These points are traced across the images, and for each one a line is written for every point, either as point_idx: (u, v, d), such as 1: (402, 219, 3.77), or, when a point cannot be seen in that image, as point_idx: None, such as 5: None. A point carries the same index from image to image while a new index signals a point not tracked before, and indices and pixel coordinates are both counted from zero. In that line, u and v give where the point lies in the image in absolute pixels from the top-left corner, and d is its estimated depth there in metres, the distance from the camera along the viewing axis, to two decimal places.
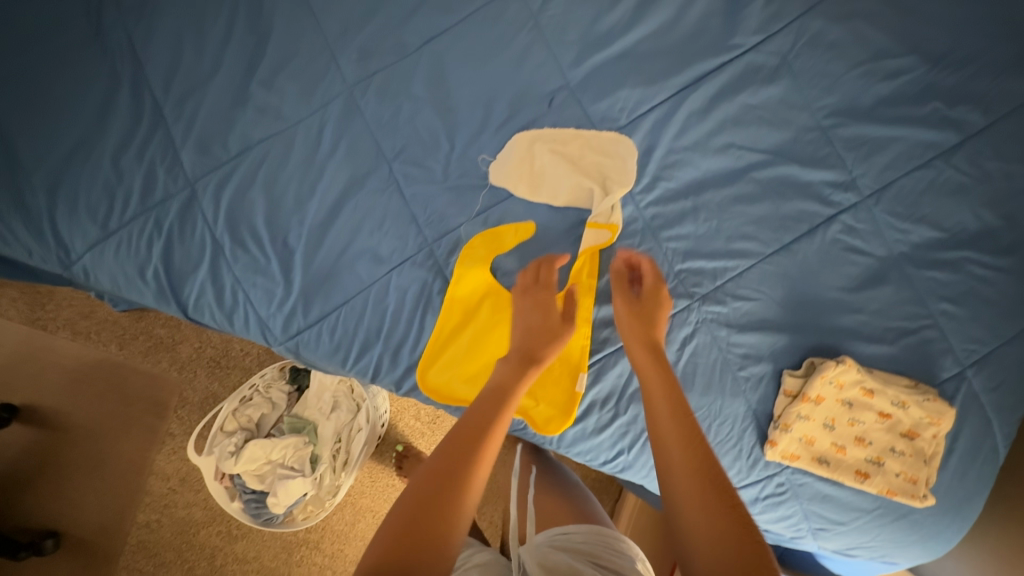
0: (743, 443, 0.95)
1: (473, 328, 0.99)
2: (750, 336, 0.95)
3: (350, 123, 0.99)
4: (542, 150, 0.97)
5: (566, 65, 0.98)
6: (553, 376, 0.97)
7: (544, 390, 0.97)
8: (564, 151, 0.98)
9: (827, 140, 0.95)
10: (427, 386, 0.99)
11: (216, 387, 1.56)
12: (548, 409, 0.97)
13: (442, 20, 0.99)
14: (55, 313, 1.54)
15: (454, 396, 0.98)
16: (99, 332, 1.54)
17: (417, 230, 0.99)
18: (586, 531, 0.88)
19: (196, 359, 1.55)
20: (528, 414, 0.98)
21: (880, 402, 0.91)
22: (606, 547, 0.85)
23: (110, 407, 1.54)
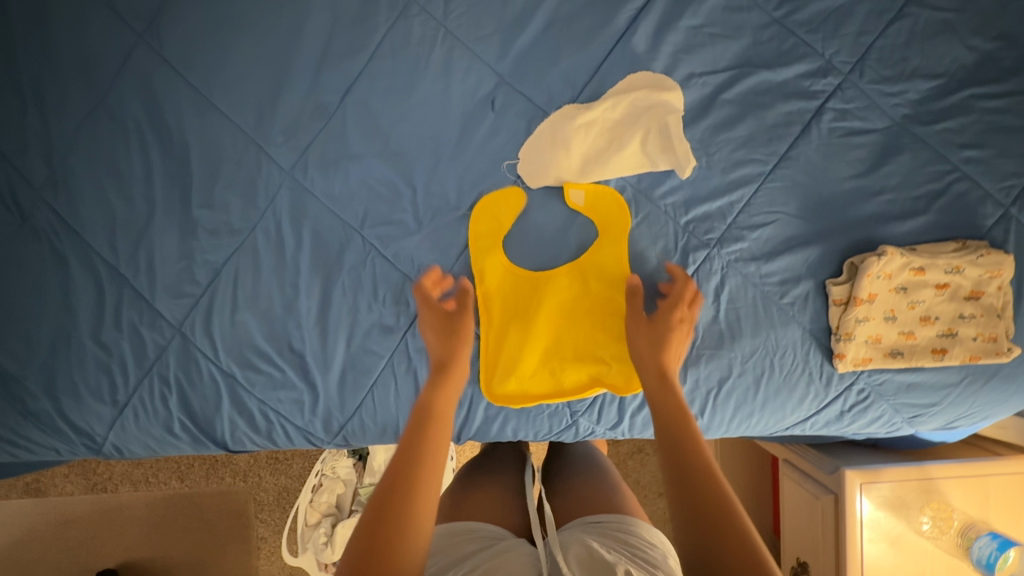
0: (810, 367, 0.91)
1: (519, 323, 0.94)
2: (781, 261, 0.90)
3: (304, 207, 0.94)
4: (569, 134, 0.89)
5: (494, 60, 0.90)
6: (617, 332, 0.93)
7: (611, 351, 0.93)
8: (594, 126, 0.89)
9: (787, 31, 0.88)
10: (494, 400, 0.94)
11: (289, 480, 1.50)
12: (624, 368, 0.92)
13: (350, 65, 0.92)
14: (106, 473, 1.47)
15: (528, 395, 0.93)
16: (155, 474, 1.47)
17: (413, 285, 0.94)
18: (609, 523, 0.76)
19: (256, 462, 1.49)
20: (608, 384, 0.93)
21: (934, 275, 0.86)
22: (636, 540, 0.72)
23: (192, 539, 1.48)
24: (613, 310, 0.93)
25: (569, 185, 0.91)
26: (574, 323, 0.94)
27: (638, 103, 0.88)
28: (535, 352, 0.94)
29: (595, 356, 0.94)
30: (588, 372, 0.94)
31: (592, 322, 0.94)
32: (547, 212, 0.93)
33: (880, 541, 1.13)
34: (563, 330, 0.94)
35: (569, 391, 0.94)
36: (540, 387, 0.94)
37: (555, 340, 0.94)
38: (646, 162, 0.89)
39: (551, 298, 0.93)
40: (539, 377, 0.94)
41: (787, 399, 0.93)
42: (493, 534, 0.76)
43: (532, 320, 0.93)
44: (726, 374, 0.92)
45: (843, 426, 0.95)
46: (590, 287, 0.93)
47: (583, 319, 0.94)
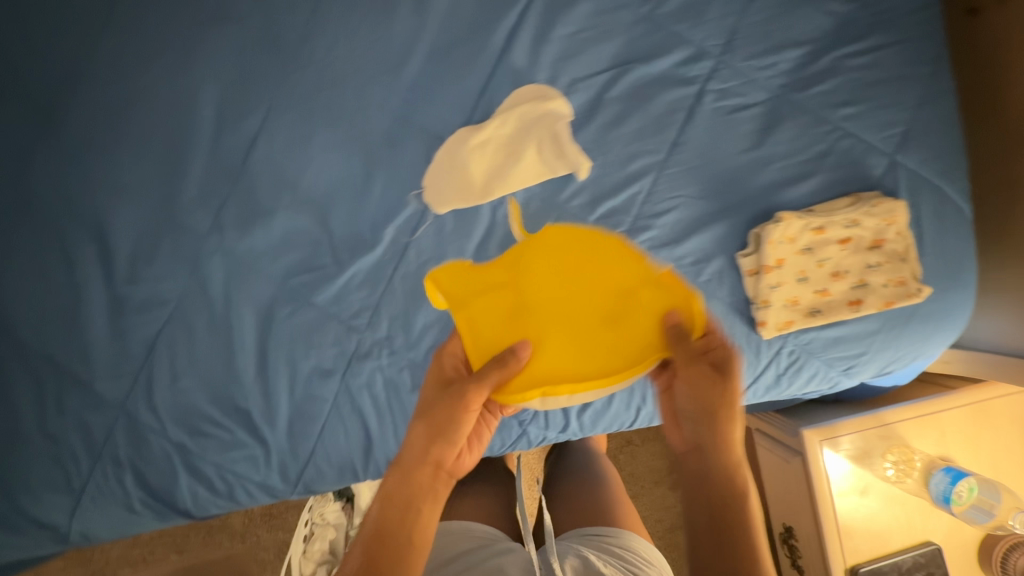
0: (738, 339, 0.94)
1: (513, 299, 0.81)
2: (691, 242, 0.93)
3: (228, 267, 0.96)
4: (467, 157, 0.91)
5: (385, 97, 0.94)
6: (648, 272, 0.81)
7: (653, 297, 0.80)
8: (489, 145, 0.91)
9: (656, 24, 0.92)
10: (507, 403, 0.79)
11: (286, 533, 1.51)
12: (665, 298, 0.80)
13: (250, 125, 0.95)
14: (101, 560, 1.46)
15: (549, 382, 0.79)
16: (150, 551, 1.46)
17: (345, 326, 0.96)
18: (599, 533, 0.91)
19: (250, 520, 1.49)
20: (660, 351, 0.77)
21: (834, 232, 0.90)
22: (622, 550, 0.87)
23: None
24: (618, 260, 0.82)
25: (476, 205, 0.93)
26: (610, 279, 0.81)
27: (527, 115, 0.91)
28: (541, 342, 0.80)
29: (643, 305, 0.80)
30: (612, 350, 0.80)
31: (599, 281, 0.81)
32: (460, 233, 0.93)
33: (850, 494, 1.13)
34: (591, 285, 0.80)
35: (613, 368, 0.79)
36: (542, 382, 0.79)
37: (564, 323, 0.80)
38: (544, 171, 0.92)
39: (549, 260, 0.83)
40: (568, 356, 0.80)
41: None
42: (491, 536, 0.92)
43: (528, 309, 0.80)
44: None
45: (783, 390, 0.98)
46: (580, 248, 0.84)
47: (603, 277, 0.81)
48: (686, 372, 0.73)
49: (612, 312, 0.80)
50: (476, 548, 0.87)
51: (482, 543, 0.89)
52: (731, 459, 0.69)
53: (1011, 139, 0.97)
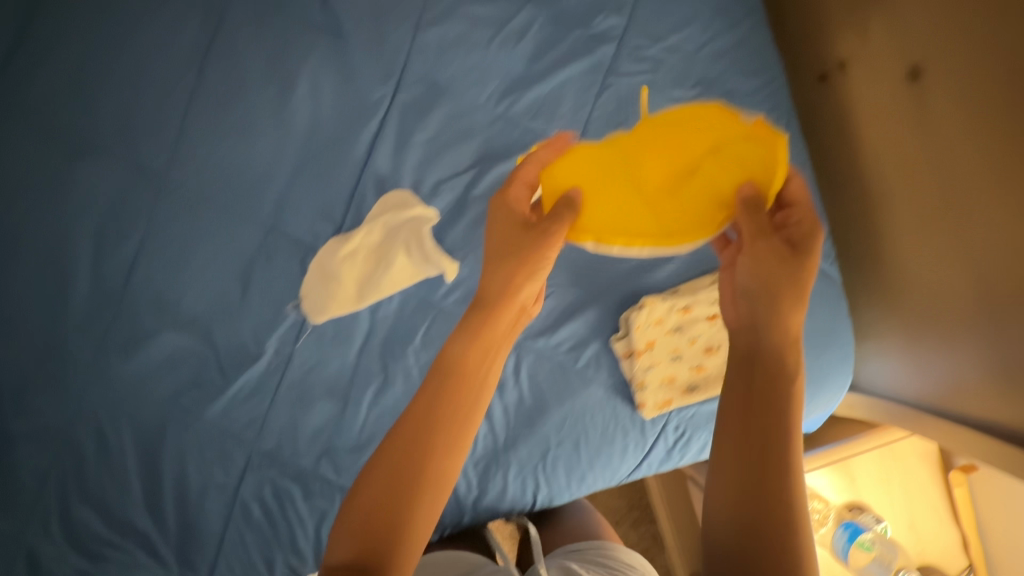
0: (622, 419, 0.96)
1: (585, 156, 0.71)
2: (565, 329, 0.95)
3: (117, 389, 0.97)
4: (335, 267, 0.93)
5: (256, 213, 0.96)
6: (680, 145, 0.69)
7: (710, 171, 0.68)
8: (356, 254, 0.94)
9: (511, 121, 0.94)
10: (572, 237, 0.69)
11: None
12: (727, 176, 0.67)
13: (127, 249, 0.96)
14: None
15: (629, 232, 0.68)
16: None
17: (236, 439, 0.97)
18: (593, 547, 0.85)
19: None
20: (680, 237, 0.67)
21: (700, 310, 0.92)
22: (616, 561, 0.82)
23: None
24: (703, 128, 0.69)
25: (350, 312, 0.95)
26: (707, 128, 0.69)
27: (390, 222, 0.93)
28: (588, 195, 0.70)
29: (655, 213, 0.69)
30: (648, 208, 0.69)
31: (661, 148, 0.69)
32: (341, 339, 0.96)
33: None
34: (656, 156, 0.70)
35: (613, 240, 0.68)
36: (609, 211, 0.69)
37: (625, 176, 0.70)
38: (416, 274, 0.94)
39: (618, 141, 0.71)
40: (635, 215, 0.69)
41: (611, 453, 0.97)
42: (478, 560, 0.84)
43: (618, 141, 0.71)
44: (546, 446, 0.96)
45: (675, 462, 0.99)
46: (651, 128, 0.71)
47: (653, 150, 0.70)
48: (755, 248, 0.64)
49: (692, 166, 0.68)
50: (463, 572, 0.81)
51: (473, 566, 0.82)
52: (786, 346, 0.63)
53: (833, 164, 1.05)
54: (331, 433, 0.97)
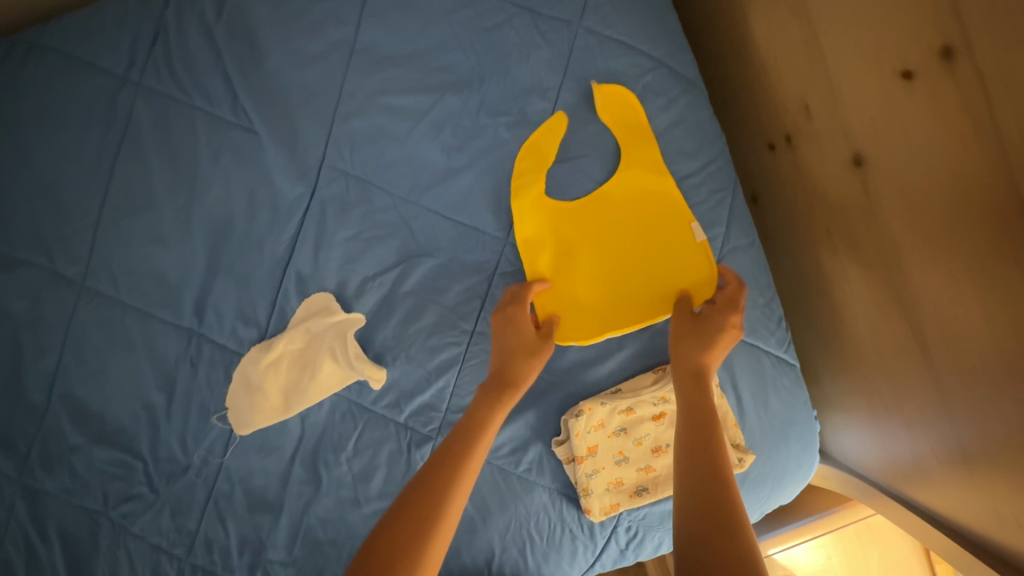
0: (569, 523, 0.90)
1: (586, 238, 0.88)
2: (504, 432, 0.89)
3: (44, 507, 0.94)
4: (257, 380, 0.90)
5: (177, 319, 0.92)
6: (656, 234, 0.87)
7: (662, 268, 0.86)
8: (278, 364, 0.91)
9: (437, 215, 0.89)
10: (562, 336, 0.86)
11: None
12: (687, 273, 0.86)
13: (48, 361, 0.93)
14: None
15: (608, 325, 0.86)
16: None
17: (168, 553, 0.93)
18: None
19: None
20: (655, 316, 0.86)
21: (645, 410, 0.86)
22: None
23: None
24: (668, 213, 0.86)
25: (280, 420, 0.91)
26: (672, 228, 0.86)
27: (312, 327, 0.89)
28: (567, 287, 0.87)
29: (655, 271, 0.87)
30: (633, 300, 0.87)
31: (646, 234, 0.87)
32: (271, 448, 0.92)
33: None
34: (650, 233, 0.87)
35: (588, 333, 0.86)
36: (580, 314, 0.87)
37: (608, 267, 0.87)
38: (346, 378, 0.90)
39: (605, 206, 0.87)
40: (620, 303, 0.87)
41: (559, 558, 0.91)
42: None
43: (577, 224, 0.87)
44: (490, 553, 0.90)
45: (629, 561, 0.94)
46: (637, 206, 0.87)
47: (638, 238, 0.87)
48: (704, 321, 0.78)
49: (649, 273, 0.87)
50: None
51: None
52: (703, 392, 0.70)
53: (781, 240, 0.98)
54: (264, 545, 0.92)
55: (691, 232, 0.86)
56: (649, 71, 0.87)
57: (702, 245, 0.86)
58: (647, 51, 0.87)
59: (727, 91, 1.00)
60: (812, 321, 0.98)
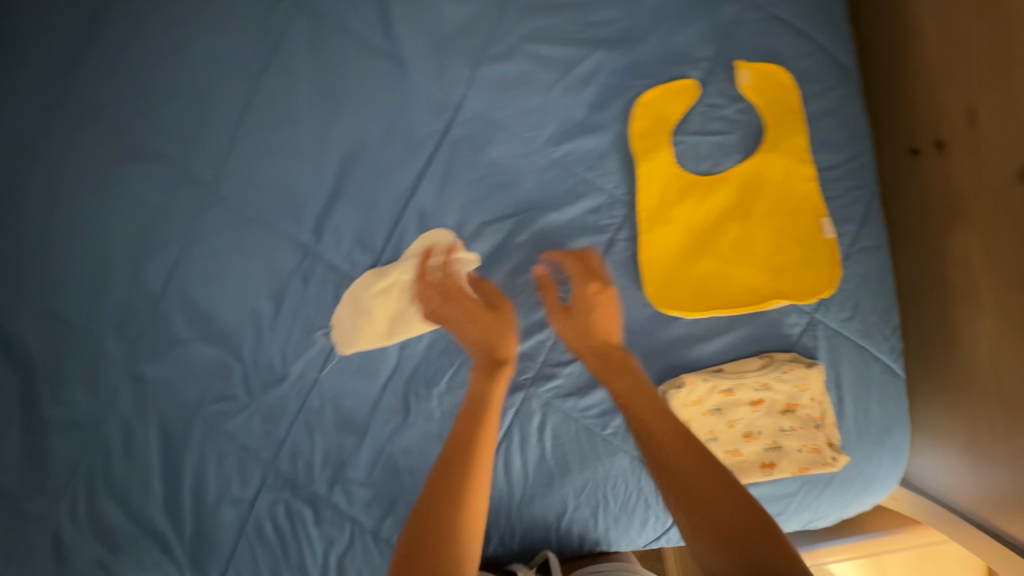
0: (645, 492, 0.92)
1: (707, 214, 0.87)
2: (597, 393, 0.91)
3: (144, 394, 0.98)
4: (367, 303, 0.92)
5: (296, 234, 0.95)
6: (784, 225, 0.85)
7: (782, 259, 0.85)
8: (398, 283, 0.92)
9: (567, 170, 0.89)
10: (670, 309, 0.87)
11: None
12: (809, 267, 0.84)
13: (168, 256, 0.97)
14: None
15: (715, 306, 0.86)
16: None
17: (253, 456, 0.97)
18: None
19: None
20: (765, 305, 0.85)
21: (744, 394, 0.86)
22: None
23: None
24: (798, 204, 0.84)
25: (380, 347, 0.94)
26: (799, 220, 0.84)
27: (429, 262, 0.90)
28: (679, 262, 0.87)
29: (774, 261, 0.85)
30: (746, 287, 0.86)
31: (771, 223, 0.85)
32: (366, 372, 0.95)
33: None
34: (774, 223, 0.85)
35: (696, 309, 0.87)
36: (689, 287, 0.87)
37: (725, 251, 0.86)
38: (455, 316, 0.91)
39: (731, 186, 0.86)
40: (734, 287, 0.86)
41: (629, 524, 0.93)
42: None
43: (708, 200, 0.86)
44: (562, 508, 0.93)
45: None
46: (766, 191, 0.85)
47: (761, 225, 0.85)
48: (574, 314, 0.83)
49: (767, 262, 0.85)
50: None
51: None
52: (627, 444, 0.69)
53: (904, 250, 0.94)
54: (346, 463, 0.95)
55: (820, 228, 0.84)
56: (808, 55, 0.85)
57: (830, 242, 0.84)
58: (808, 35, 0.85)
59: (878, 86, 0.98)
60: (925, 338, 0.94)
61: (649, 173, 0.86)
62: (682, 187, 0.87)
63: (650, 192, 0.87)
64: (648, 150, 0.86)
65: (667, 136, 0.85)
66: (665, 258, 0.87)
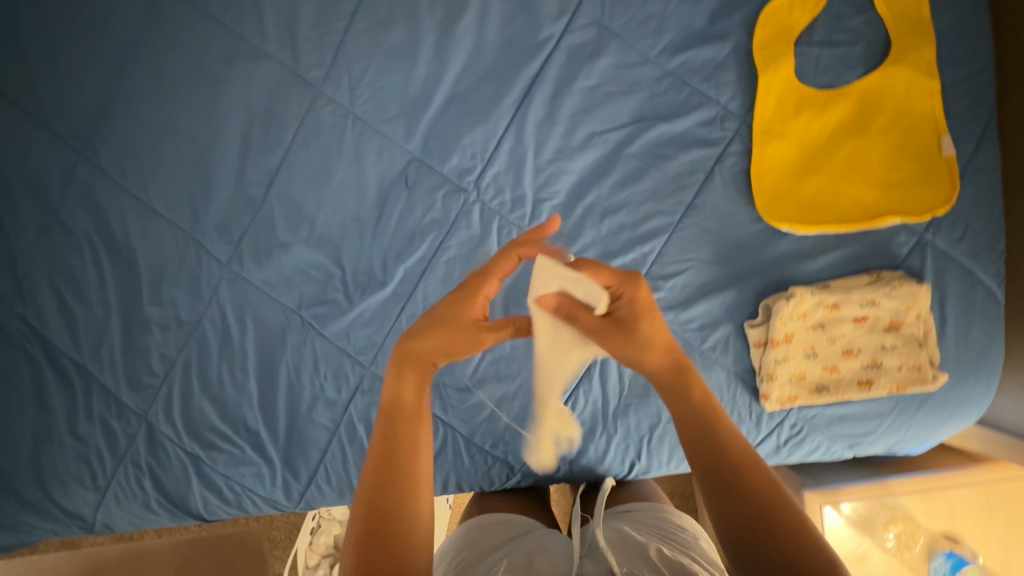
0: (739, 407, 0.92)
1: (825, 128, 0.87)
2: (698, 307, 0.91)
3: (243, 295, 0.99)
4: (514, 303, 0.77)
5: (402, 140, 0.95)
6: (902, 141, 0.86)
7: (898, 176, 0.86)
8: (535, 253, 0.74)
9: (682, 81, 0.89)
10: (783, 222, 0.87)
11: (300, 515, 1.46)
12: (925, 184, 0.86)
13: (272, 159, 0.97)
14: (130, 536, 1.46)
15: (829, 221, 0.87)
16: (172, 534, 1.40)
17: (350, 359, 0.99)
18: (641, 516, 0.80)
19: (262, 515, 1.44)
20: (881, 221, 0.86)
21: (850, 310, 0.87)
22: (666, 526, 0.76)
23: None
24: (918, 121, 0.86)
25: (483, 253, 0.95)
26: (918, 137, 0.86)
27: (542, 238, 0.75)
28: (794, 176, 0.88)
29: (890, 178, 0.86)
30: (859, 203, 0.87)
31: (890, 139, 0.86)
32: None
33: (849, 560, 1.12)
34: (893, 138, 0.86)
35: (809, 223, 0.87)
36: (800, 202, 0.87)
37: (841, 166, 0.87)
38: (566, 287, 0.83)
39: (853, 100, 0.86)
40: (848, 203, 0.87)
41: None
42: (526, 523, 0.82)
43: (828, 114, 0.87)
44: (656, 420, 0.97)
45: (782, 460, 0.95)
46: (888, 106, 0.86)
47: (880, 141, 0.86)
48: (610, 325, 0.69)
49: (883, 179, 0.86)
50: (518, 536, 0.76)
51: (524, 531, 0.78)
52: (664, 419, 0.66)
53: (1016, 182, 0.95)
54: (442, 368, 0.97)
55: (939, 145, 0.85)
56: None
57: (947, 160, 0.86)
58: None
59: None
60: None
61: (771, 82, 0.87)
62: (803, 99, 0.87)
63: (772, 103, 0.87)
64: (772, 59, 0.86)
65: (792, 47, 0.86)
66: (777, 173, 0.88)
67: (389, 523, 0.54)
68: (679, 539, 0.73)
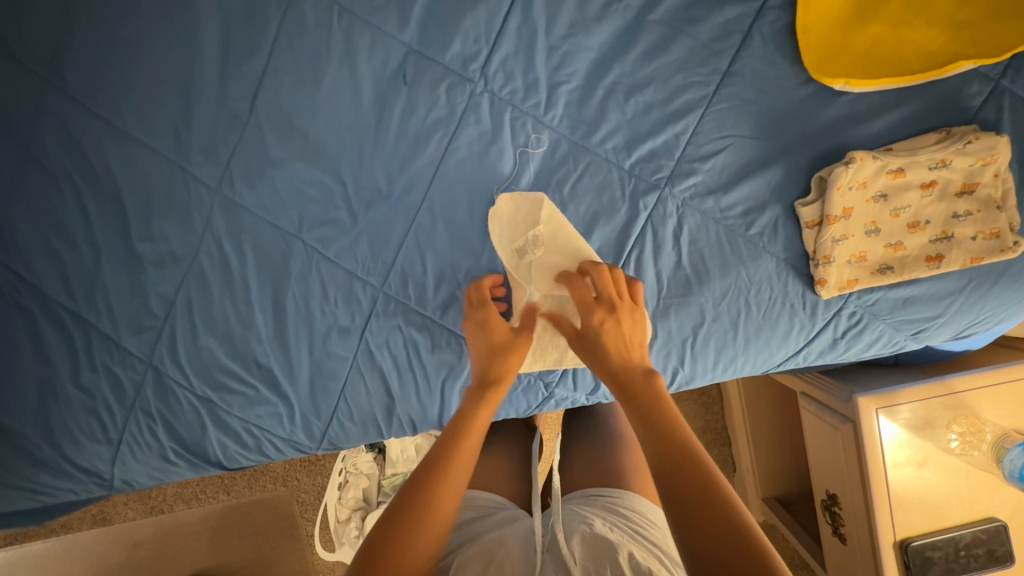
0: (791, 299, 0.85)
1: None
2: (740, 189, 0.83)
3: (238, 223, 0.91)
4: (510, 196, 0.86)
5: (395, 30, 0.84)
6: None
7: (968, 14, 0.76)
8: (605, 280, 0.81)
9: None
10: (837, 81, 0.77)
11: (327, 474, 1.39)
12: (1001, 17, 0.75)
13: (253, 65, 0.87)
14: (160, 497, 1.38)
15: (890, 74, 0.77)
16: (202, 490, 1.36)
17: (362, 283, 0.92)
18: (604, 495, 0.79)
19: (291, 467, 1.38)
20: (955, 64, 0.75)
21: (916, 175, 0.78)
22: (633, 513, 0.75)
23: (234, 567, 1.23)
24: None
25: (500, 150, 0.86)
26: None
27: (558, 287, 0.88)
28: (846, 27, 0.78)
29: (959, 17, 0.76)
30: (925, 50, 0.76)
31: None
32: (482, 183, 0.87)
33: (907, 465, 1.04)
34: None
35: (868, 78, 0.77)
36: (855, 56, 0.78)
37: (901, 10, 0.77)
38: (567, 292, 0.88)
39: None
40: (911, 51, 0.77)
41: (771, 336, 0.86)
42: (490, 502, 0.80)
43: None
44: (699, 319, 0.86)
45: (840, 355, 0.87)
46: None
47: None
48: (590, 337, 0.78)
49: (951, 19, 0.76)
50: (477, 519, 0.76)
51: (482, 513, 0.78)
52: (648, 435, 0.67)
53: None
54: (463, 283, 0.90)
55: None
56: None
57: None
58: None
59: None
60: None
61: None
62: None
63: None
64: None
65: None
66: (827, 24, 0.78)
67: (401, 522, 0.63)
68: (646, 536, 0.71)
